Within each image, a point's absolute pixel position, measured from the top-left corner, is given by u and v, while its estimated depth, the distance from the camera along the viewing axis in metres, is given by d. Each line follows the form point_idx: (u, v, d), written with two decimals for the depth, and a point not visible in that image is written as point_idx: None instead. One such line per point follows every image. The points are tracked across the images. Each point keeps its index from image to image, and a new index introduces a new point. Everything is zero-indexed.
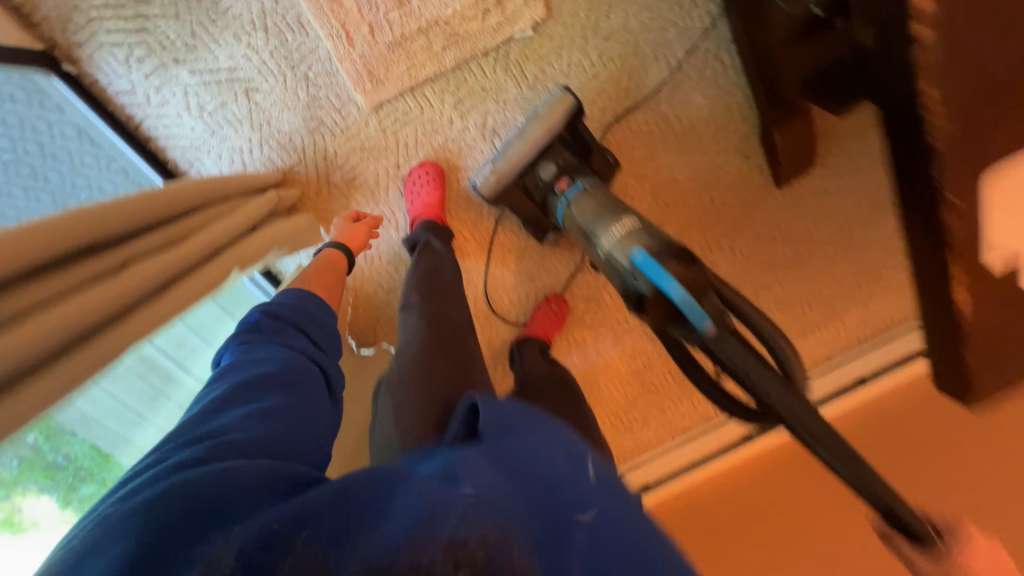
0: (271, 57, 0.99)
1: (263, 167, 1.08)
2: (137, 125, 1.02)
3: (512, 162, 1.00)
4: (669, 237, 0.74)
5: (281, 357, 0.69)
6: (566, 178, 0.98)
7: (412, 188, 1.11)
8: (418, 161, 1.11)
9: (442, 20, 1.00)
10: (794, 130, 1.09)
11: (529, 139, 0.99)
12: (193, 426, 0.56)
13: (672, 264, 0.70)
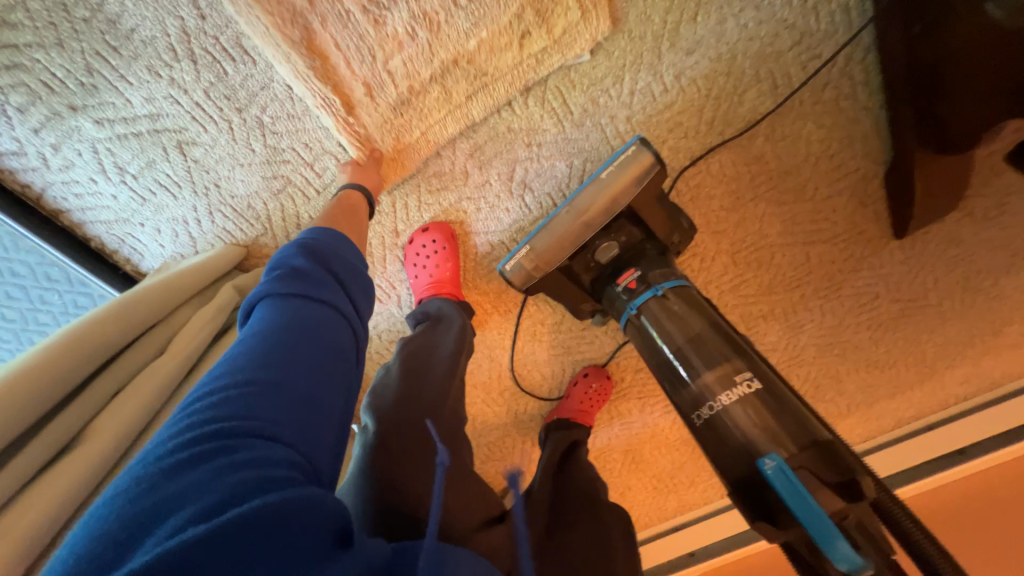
0: (208, 98, 0.69)
1: (217, 241, 0.82)
2: (40, 195, 0.75)
3: (557, 245, 0.74)
4: (810, 434, 0.51)
5: (326, 323, 0.51)
6: (631, 269, 0.73)
7: (415, 261, 0.83)
8: (422, 226, 0.83)
9: (461, 52, 0.69)
10: (940, 174, 0.79)
11: (581, 214, 0.72)
12: (224, 420, 0.39)
13: (820, 488, 0.48)
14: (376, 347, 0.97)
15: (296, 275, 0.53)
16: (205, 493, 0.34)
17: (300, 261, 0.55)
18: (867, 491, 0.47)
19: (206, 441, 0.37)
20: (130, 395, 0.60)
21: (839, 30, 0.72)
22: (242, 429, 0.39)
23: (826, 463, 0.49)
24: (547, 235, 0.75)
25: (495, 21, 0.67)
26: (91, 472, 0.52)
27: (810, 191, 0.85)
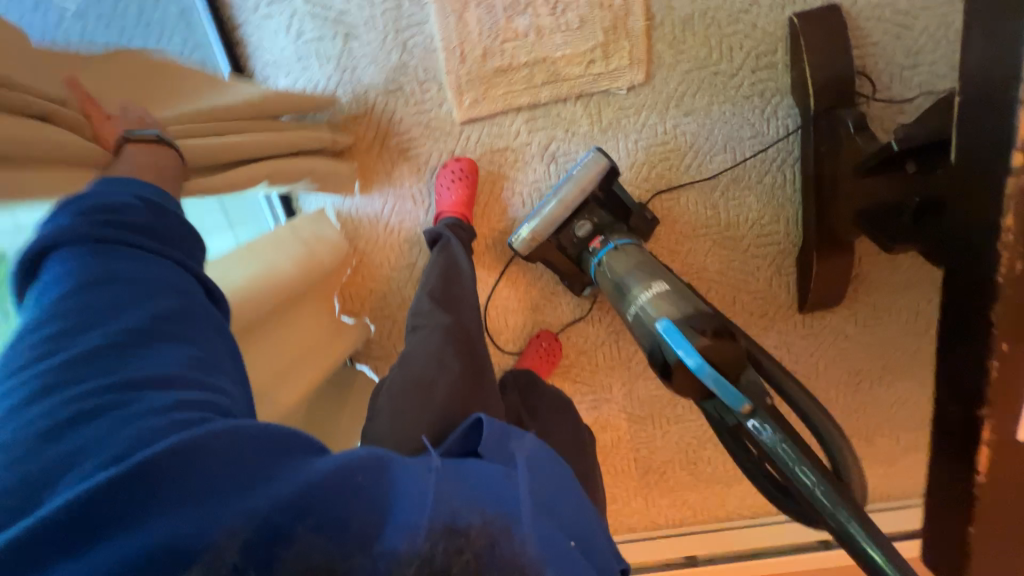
0: (381, 16, 1.04)
1: (328, 106, 1.09)
2: (235, 25, 1.06)
3: (548, 221, 1.04)
4: (693, 309, 0.73)
5: (160, 283, 0.53)
6: (600, 237, 1.04)
7: (440, 188, 1.11)
8: (453, 157, 1.11)
9: (549, 58, 1.03)
10: (833, 264, 1.09)
11: (563, 199, 1.02)
12: (95, 383, 0.44)
13: (697, 336, 0.68)
14: (393, 238, 1.19)
15: (105, 225, 0.52)
16: (102, 448, 0.40)
17: (128, 213, 0.54)
18: (732, 338, 0.67)
19: (87, 408, 0.42)
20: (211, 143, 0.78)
21: (783, 142, 1.08)
22: (123, 389, 0.44)
23: (709, 320, 0.71)
24: (541, 214, 1.04)
25: (576, 46, 1.02)
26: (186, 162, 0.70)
27: (744, 247, 1.16)
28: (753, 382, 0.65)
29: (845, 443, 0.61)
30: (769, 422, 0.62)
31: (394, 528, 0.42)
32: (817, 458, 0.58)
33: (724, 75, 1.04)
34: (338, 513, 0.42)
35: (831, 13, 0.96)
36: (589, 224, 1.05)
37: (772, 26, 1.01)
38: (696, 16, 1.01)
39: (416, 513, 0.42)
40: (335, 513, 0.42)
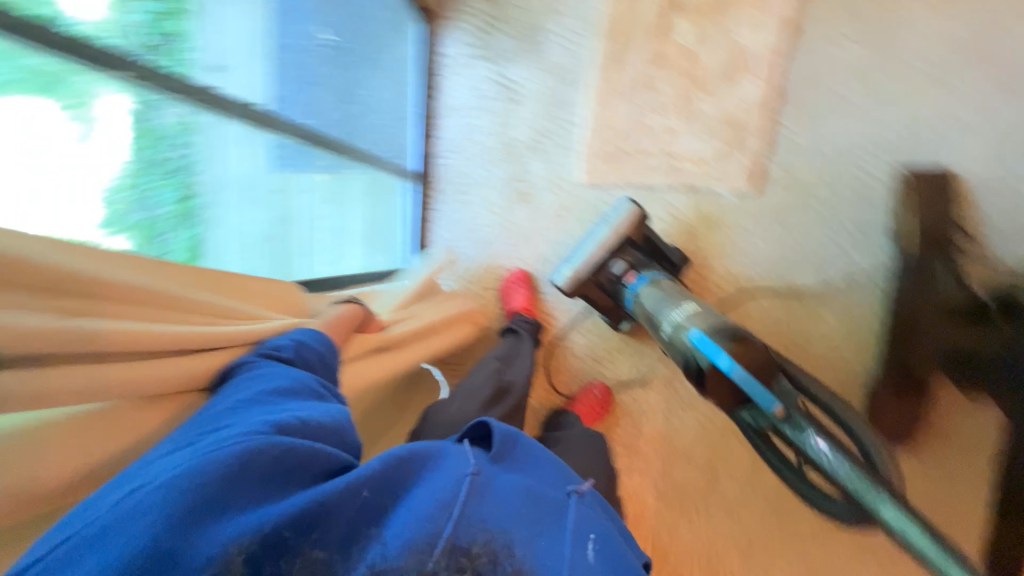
0: (543, 92, 1.29)
1: (480, 149, 1.35)
2: (433, 77, 1.38)
3: (588, 261, 1.12)
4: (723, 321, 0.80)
5: (292, 373, 0.70)
6: (634, 272, 1.11)
7: (508, 291, 1.34)
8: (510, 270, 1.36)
9: (671, 153, 1.21)
10: (906, 407, 1.08)
11: (599, 241, 1.12)
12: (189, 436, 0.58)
13: (726, 342, 0.75)
14: (494, 263, 1.38)
15: (266, 359, 0.73)
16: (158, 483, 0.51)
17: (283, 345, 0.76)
18: (753, 342, 0.74)
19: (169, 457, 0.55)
20: None
21: (874, 274, 1.13)
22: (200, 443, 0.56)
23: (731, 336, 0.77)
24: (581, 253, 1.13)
25: (698, 150, 1.19)
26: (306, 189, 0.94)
27: (814, 362, 1.19)
28: (784, 386, 0.72)
29: (873, 433, 0.70)
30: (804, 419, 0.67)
31: (391, 534, 0.52)
32: (842, 445, 0.65)
33: (825, 204, 1.14)
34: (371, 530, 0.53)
35: (941, 174, 1.04)
36: (626, 266, 1.12)
37: (881, 173, 1.11)
38: (810, 150, 1.14)
39: (425, 530, 0.52)
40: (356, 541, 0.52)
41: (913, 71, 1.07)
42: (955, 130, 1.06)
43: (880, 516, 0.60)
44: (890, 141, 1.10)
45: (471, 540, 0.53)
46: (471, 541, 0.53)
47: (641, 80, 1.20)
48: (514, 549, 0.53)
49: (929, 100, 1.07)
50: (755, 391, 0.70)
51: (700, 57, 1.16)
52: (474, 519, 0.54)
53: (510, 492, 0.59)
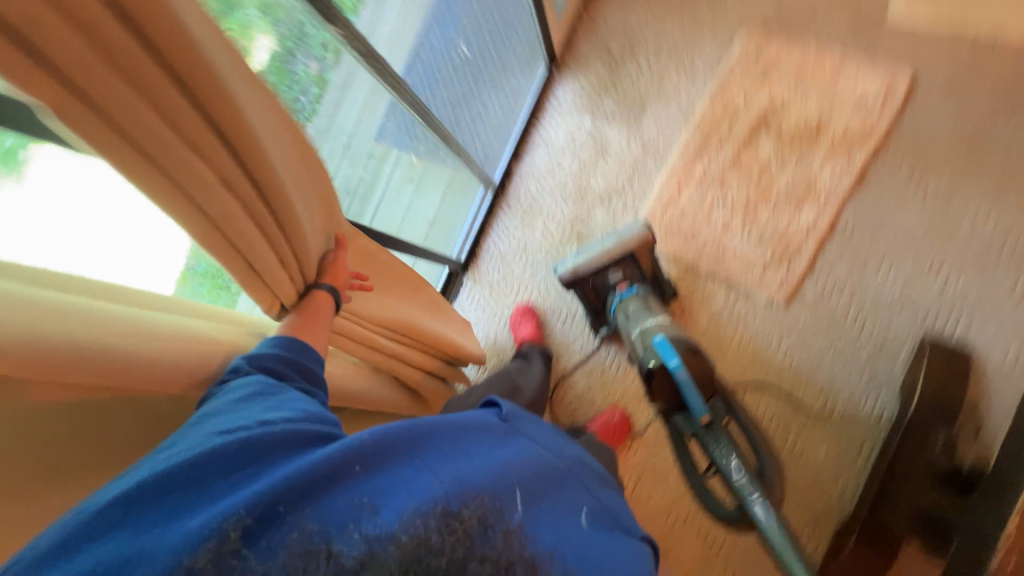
0: (629, 158, 1.44)
1: (557, 185, 1.50)
2: (540, 112, 1.56)
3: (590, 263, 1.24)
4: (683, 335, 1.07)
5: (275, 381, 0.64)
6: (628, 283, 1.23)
7: (514, 326, 1.45)
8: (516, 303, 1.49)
9: (721, 247, 1.31)
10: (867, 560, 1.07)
11: (606, 249, 1.23)
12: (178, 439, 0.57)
13: (680, 350, 1.05)
14: (531, 284, 1.49)
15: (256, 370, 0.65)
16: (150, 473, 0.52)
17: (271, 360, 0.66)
18: (701, 355, 1.04)
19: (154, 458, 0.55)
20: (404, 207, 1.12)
21: (873, 422, 1.17)
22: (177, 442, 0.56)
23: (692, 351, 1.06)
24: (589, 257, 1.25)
25: (746, 252, 1.29)
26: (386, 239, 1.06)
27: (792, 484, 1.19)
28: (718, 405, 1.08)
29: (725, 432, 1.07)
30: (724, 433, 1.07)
31: (381, 515, 0.48)
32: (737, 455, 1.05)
33: (847, 342, 1.21)
34: (363, 507, 0.49)
35: (960, 353, 1.11)
36: (622, 277, 1.25)
37: (905, 332, 1.18)
38: (846, 288, 1.22)
39: (417, 506, 0.49)
40: (351, 517, 0.48)
41: (960, 253, 1.16)
42: (984, 318, 1.14)
43: (755, 512, 1.01)
44: (922, 307, 1.17)
45: (461, 505, 0.50)
46: (465, 510, 0.50)
47: (715, 176, 1.34)
48: (509, 520, 0.51)
49: (968, 283, 1.15)
50: (689, 391, 1.04)
51: (773, 175, 1.29)
52: (455, 504, 0.50)
53: (506, 462, 0.56)
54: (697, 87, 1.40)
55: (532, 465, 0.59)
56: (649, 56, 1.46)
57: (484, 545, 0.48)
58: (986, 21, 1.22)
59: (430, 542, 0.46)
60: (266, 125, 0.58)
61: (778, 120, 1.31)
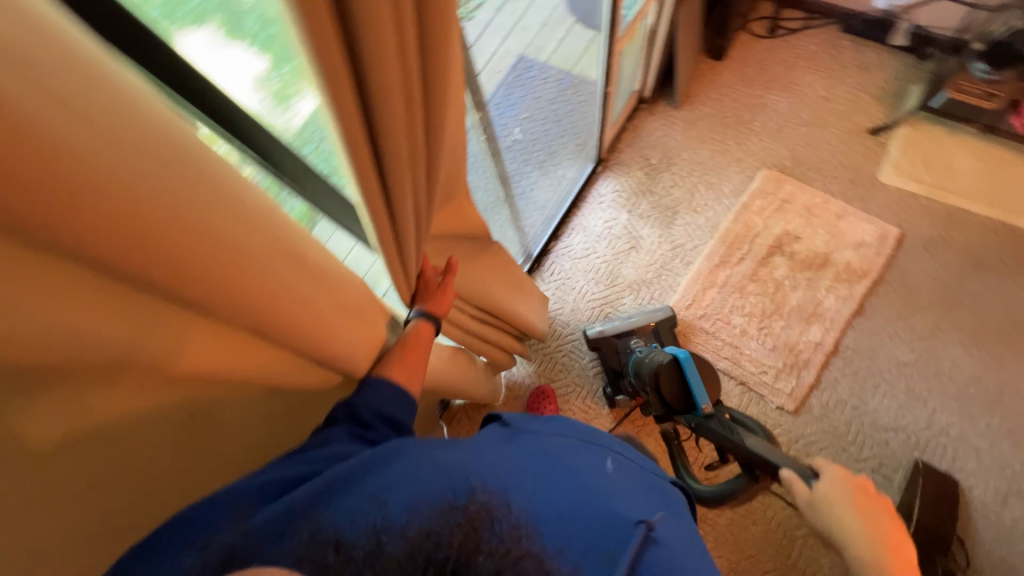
0: (659, 254, 1.58)
1: (590, 267, 1.62)
2: (581, 200, 1.71)
3: (618, 329, 1.42)
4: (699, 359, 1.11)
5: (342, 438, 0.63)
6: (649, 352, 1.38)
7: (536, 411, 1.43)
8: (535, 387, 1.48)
9: (739, 349, 1.43)
10: None
11: (632, 322, 1.43)
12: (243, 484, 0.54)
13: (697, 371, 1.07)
14: (557, 356, 1.53)
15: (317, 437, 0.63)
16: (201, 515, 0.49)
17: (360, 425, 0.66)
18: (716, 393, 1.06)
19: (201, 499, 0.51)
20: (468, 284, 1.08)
21: None
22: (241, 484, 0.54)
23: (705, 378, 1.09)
24: (616, 325, 1.43)
25: (762, 357, 1.41)
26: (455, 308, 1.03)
27: None
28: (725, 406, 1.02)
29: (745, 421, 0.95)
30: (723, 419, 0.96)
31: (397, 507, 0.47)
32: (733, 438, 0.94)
33: (849, 456, 1.29)
34: (370, 504, 0.48)
35: (951, 481, 1.21)
36: (643, 343, 1.40)
37: (900, 454, 1.28)
38: (849, 404, 1.34)
39: (425, 500, 0.48)
40: (361, 513, 0.47)
41: (945, 388, 1.32)
42: (967, 451, 1.26)
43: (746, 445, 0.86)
44: (914, 431, 1.29)
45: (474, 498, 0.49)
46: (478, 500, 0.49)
47: (736, 284, 1.49)
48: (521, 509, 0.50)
49: (952, 417, 1.29)
50: (694, 380, 1.03)
51: (786, 293, 1.45)
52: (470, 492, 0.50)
53: (516, 461, 0.60)
54: (722, 206, 1.60)
55: (533, 466, 0.60)
56: (682, 172, 1.67)
57: (494, 533, 0.44)
58: (954, 200, 1.51)
59: (436, 529, 0.43)
60: (434, 185, 0.65)
61: (792, 247, 1.50)
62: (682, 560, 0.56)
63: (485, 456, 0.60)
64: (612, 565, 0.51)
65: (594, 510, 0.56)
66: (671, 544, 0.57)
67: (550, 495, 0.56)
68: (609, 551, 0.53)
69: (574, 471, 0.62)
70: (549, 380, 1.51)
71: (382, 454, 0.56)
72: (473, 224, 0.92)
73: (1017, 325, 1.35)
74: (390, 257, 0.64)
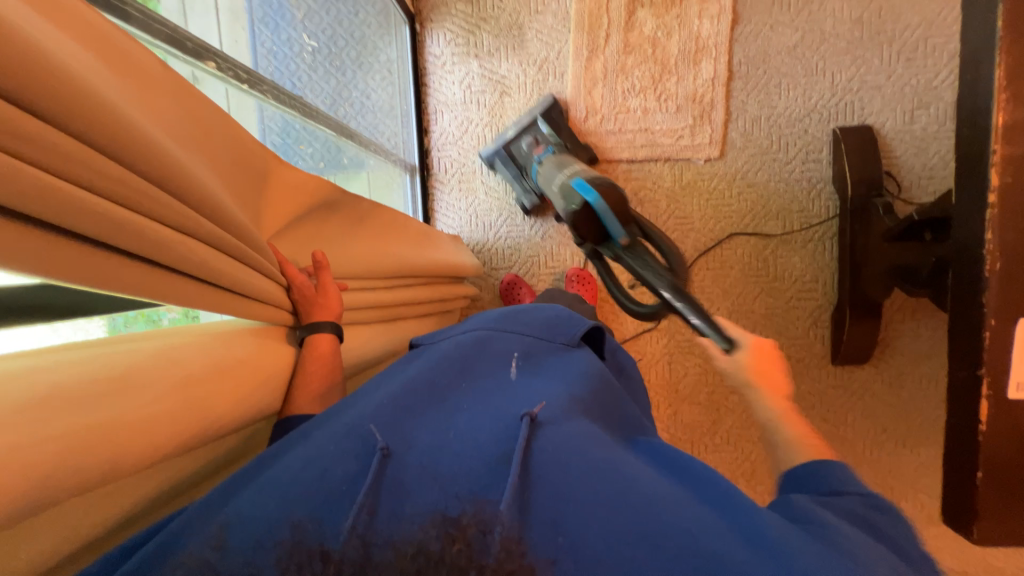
0: (530, 83, 1.41)
1: (476, 140, 1.46)
2: (424, 75, 1.47)
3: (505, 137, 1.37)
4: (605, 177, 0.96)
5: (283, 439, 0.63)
6: (541, 147, 1.32)
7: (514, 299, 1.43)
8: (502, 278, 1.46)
9: (649, 130, 1.37)
10: (866, 324, 1.28)
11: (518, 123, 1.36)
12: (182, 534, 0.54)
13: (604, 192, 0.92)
14: (500, 244, 1.48)
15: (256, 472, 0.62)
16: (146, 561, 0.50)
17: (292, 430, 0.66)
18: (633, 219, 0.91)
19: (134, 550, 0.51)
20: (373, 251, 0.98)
21: (826, 218, 1.34)
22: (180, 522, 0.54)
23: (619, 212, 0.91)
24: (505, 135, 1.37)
25: (673, 124, 1.36)
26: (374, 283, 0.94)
27: (787, 298, 1.38)
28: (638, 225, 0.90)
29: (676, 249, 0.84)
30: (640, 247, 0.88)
31: (374, 515, 0.49)
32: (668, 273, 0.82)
33: (780, 163, 1.34)
34: (344, 490, 0.51)
35: (867, 130, 1.27)
36: (534, 141, 1.34)
37: (820, 133, 1.33)
38: (762, 117, 1.34)
39: (399, 506, 0.49)
40: (343, 508, 0.50)
41: (835, 47, 1.30)
42: (870, 94, 1.30)
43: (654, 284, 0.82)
44: (823, 106, 1.32)
45: (437, 471, 0.52)
46: (441, 472, 0.52)
47: (616, 68, 1.36)
48: (470, 451, 0.54)
49: (850, 70, 1.30)
50: (606, 216, 0.91)
51: (665, 45, 1.33)
52: (431, 463, 0.53)
53: (447, 392, 0.65)
54: None
55: (458, 401, 0.64)
56: None
57: (487, 552, 0.45)
58: None
59: (430, 549, 0.45)
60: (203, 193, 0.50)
61: None
62: (574, 431, 0.57)
63: (417, 401, 0.63)
64: (506, 467, 0.52)
65: (490, 424, 0.58)
66: (562, 420, 0.59)
67: (485, 414, 0.61)
68: (503, 455, 0.54)
69: (488, 398, 0.65)
70: (507, 268, 1.49)
71: (323, 430, 0.60)
72: (314, 185, 0.77)
73: None
74: (213, 300, 0.54)
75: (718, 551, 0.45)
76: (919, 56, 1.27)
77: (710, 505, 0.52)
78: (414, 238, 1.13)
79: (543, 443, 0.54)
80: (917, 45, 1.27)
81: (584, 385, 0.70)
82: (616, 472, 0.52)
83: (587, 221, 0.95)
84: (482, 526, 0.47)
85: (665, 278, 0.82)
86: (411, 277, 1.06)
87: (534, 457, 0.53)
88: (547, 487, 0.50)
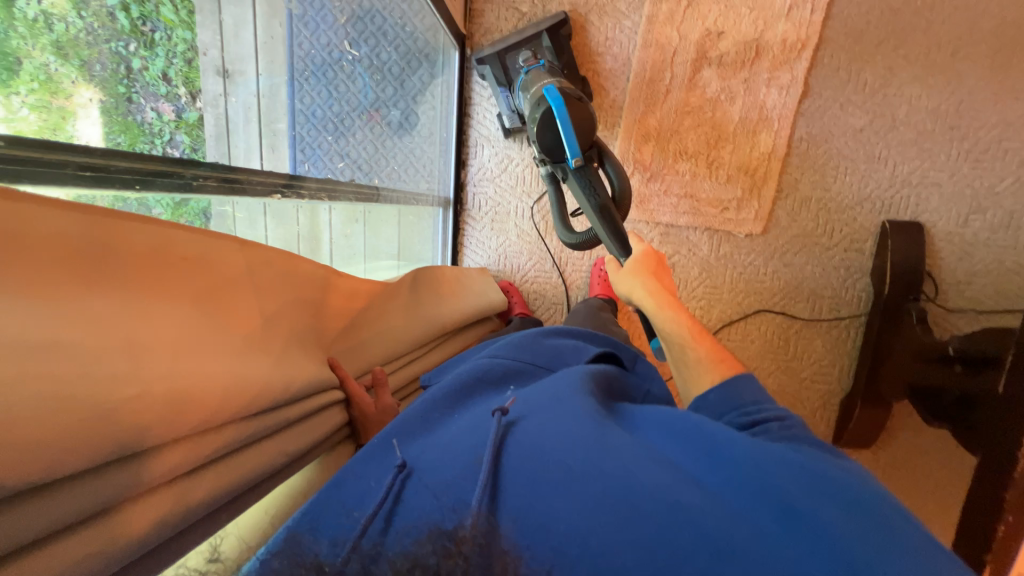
0: None
1: (514, 177, 1.42)
2: (468, 104, 1.42)
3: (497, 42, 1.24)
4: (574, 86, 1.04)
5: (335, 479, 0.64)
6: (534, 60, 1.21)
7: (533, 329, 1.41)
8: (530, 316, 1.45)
9: (694, 197, 1.33)
10: (874, 417, 1.30)
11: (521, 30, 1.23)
12: None
13: (571, 100, 1.01)
14: (526, 286, 1.47)
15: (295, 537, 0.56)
16: None
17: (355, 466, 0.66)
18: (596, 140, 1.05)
19: None
20: (430, 315, 1.00)
21: (856, 308, 1.32)
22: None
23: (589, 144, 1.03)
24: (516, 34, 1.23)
25: (721, 195, 1.31)
26: (415, 354, 0.96)
27: (801, 378, 1.39)
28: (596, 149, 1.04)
29: (614, 162, 1.06)
30: (592, 173, 1.01)
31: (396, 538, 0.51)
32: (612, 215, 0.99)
33: (822, 247, 1.31)
34: (349, 507, 0.58)
35: (918, 230, 1.23)
36: (532, 56, 1.22)
37: (868, 223, 1.29)
38: (814, 195, 1.29)
39: (418, 537, 0.50)
40: (343, 535, 0.54)
41: (903, 136, 1.23)
42: (929, 190, 1.25)
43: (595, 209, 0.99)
44: (878, 196, 1.27)
45: (438, 486, 0.55)
46: (439, 485, 0.55)
47: (671, 126, 1.29)
48: (458, 466, 0.56)
49: (913, 163, 1.24)
50: (568, 132, 1.00)
51: (726, 109, 1.26)
52: (431, 482, 0.56)
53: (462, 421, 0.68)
54: (628, 31, 1.27)
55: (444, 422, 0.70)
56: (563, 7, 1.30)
57: None
58: None
59: (425, 563, 0.47)
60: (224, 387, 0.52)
61: (717, 48, 1.24)
62: (544, 425, 0.58)
63: (412, 415, 0.71)
64: (476, 474, 0.54)
65: (471, 432, 0.62)
66: (531, 419, 0.60)
67: (479, 424, 0.63)
68: (477, 458, 0.56)
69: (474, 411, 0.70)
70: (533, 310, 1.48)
71: (359, 468, 0.64)
72: None
73: (975, 25, 1.15)
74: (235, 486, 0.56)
75: (708, 520, 0.44)
76: (987, 158, 1.21)
77: (706, 470, 0.51)
78: (453, 288, 1.13)
79: (511, 443, 0.57)
80: (989, 147, 1.20)
81: (573, 370, 0.69)
82: (596, 444, 0.53)
83: (546, 131, 1.03)
84: (478, 541, 0.48)
85: (599, 199, 0.99)
86: (444, 343, 1.07)
87: (505, 458, 0.55)
88: (517, 480, 0.52)
